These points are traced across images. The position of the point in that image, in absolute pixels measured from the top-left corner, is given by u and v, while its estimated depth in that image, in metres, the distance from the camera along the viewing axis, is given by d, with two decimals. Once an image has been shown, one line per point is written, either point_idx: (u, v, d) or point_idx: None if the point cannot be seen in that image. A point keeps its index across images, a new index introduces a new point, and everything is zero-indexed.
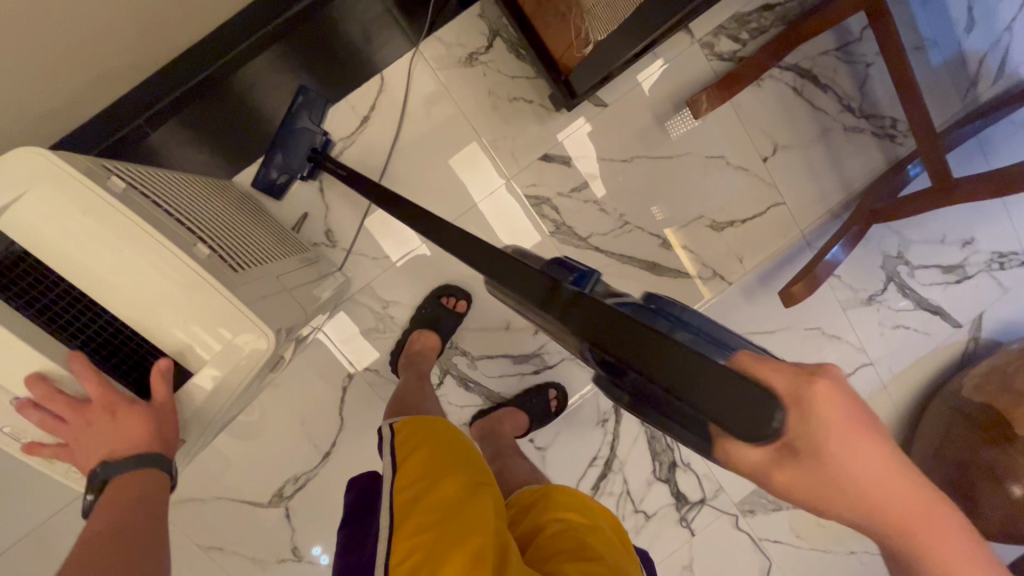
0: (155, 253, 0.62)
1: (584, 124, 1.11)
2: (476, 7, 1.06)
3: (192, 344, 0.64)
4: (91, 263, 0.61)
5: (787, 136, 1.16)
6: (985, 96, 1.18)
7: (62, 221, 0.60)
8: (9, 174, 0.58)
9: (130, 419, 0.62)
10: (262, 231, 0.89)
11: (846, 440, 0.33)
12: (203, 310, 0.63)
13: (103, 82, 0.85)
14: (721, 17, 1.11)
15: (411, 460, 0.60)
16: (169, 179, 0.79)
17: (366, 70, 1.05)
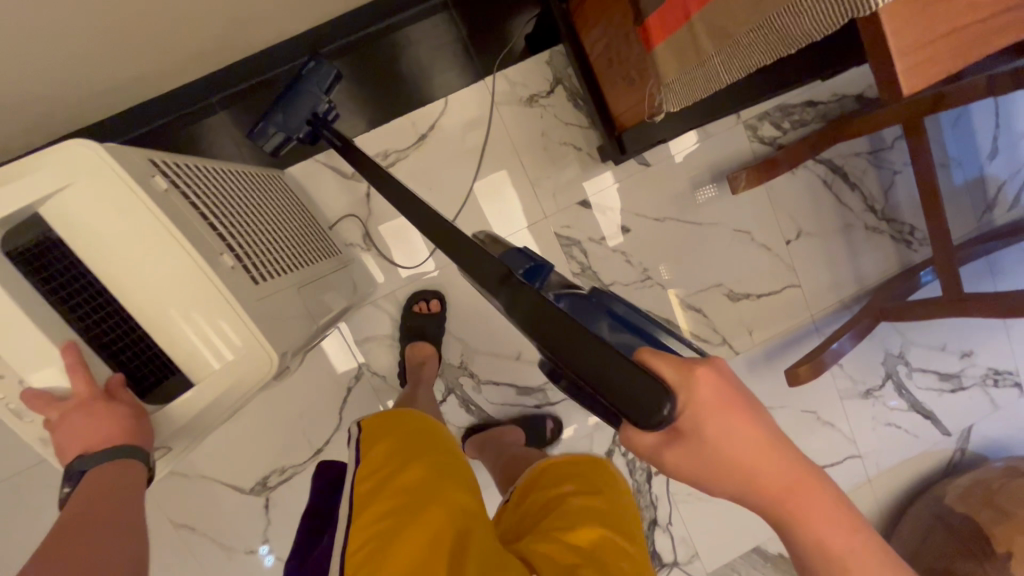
0: (177, 259, 0.58)
1: (612, 179, 1.16)
2: (544, 53, 1.12)
3: (199, 348, 0.60)
4: (109, 256, 0.57)
5: (812, 224, 1.22)
6: (999, 220, 1.25)
7: (88, 208, 0.56)
8: (58, 164, 0.55)
9: (101, 420, 0.56)
10: (296, 234, 0.88)
11: (723, 419, 0.35)
12: (218, 316, 0.60)
13: (186, 61, 0.89)
14: (767, 105, 1.18)
15: (377, 450, 0.54)
16: (218, 173, 0.76)
17: (433, 92, 1.10)
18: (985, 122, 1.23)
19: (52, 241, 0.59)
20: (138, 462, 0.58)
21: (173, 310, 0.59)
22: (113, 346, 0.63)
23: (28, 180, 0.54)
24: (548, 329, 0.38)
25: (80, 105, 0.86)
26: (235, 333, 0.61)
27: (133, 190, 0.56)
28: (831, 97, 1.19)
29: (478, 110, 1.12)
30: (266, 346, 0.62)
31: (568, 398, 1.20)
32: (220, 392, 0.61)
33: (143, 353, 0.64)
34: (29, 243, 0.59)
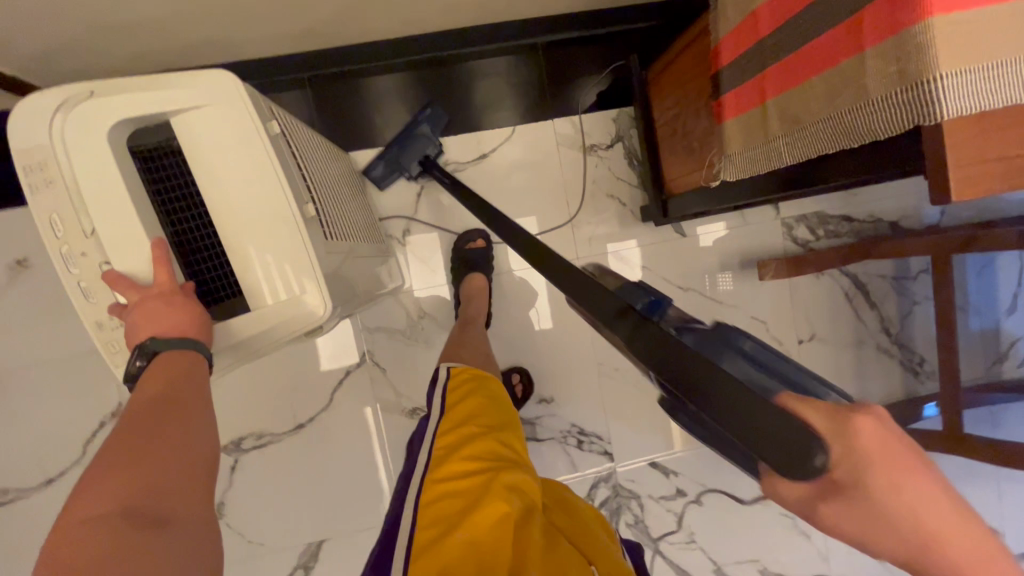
0: (272, 194, 0.64)
1: (634, 246, 1.21)
2: (613, 111, 1.19)
3: (267, 277, 0.64)
4: (218, 174, 0.63)
5: (827, 331, 1.25)
6: (1007, 374, 1.27)
7: (212, 130, 0.62)
8: (195, 87, 0.61)
9: (177, 311, 0.59)
10: (354, 212, 0.94)
11: (889, 473, 0.31)
12: (290, 251, 0.64)
13: (292, 36, 0.96)
14: (806, 209, 1.24)
15: (460, 405, 0.60)
16: (310, 140, 0.84)
17: (503, 118, 1.17)
18: (1008, 277, 1.27)
19: (172, 147, 0.66)
20: (201, 356, 0.61)
21: (249, 237, 0.64)
22: (192, 252, 0.68)
23: (170, 90, 0.60)
24: (677, 365, 0.34)
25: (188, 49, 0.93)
26: (297, 274, 0.65)
27: (255, 126, 0.63)
28: (866, 218, 1.24)
29: (540, 145, 1.18)
30: (327, 292, 0.66)
31: (555, 438, 1.20)
32: (278, 326, 0.66)
33: (215, 268, 0.69)
34: (152, 144, 0.66)
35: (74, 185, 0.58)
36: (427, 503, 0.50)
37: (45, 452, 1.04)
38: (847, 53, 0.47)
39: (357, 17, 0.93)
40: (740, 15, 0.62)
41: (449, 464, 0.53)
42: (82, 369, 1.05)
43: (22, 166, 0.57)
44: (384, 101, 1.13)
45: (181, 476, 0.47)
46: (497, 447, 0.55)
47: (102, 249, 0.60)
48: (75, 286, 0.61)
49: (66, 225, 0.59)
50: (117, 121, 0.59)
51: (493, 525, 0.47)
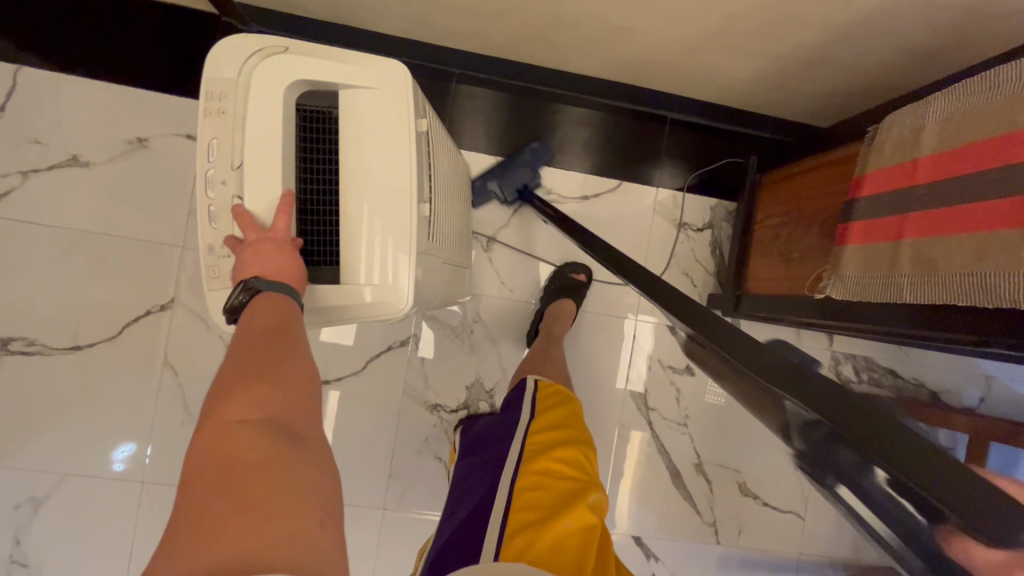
0: (399, 177, 0.67)
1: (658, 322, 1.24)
2: (713, 199, 1.25)
3: (380, 242, 0.67)
4: (359, 147, 0.67)
5: None
6: None
7: (369, 109, 0.67)
8: (375, 71, 0.67)
9: (286, 258, 0.62)
10: (458, 213, 1.00)
11: None
12: (400, 231, 0.68)
13: (464, 34, 1.04)
14: (858, 351, 1.27)
15: (550, 412, 0.69)
16: (446, 142, 0.91)
17: (611, 170, 1.23)
18: None
19: (330, 115, 0.70)
20: (294, 302, 0.61)
21: (372, 207, 0.67)
22: (309, 215, 0.70)
23: (349, 66, 0.67)
24: (848, 424, 0.31)
25: (373, 13, 1.01)
26: (397, 255, 0.68)
27: (405, 117, 0.68)
28: (911, 379, 1.27)
29: (636, 206, 1.23)
30: (410, 286, 0.68)
31: None
32: (371, 300, 0.68)
33: (323, 235, 0.70)
34: (314, 107, 0.70)
35: (241, 121, 0.64)
36: (523, 487, 0.57)
37: (90, 320, 1.07)
38: (1006, 223, 0.52)
39: (533, 40, 1.02)
40: (898, 158, 0.67)
41: (544, 461, 0.60)
42: (157, 255, 1.09)
43: (205, 93, 0.64)
44: (514, 117, 1.20)
45: (299, 398, 0.49)
46: (583, 462, 0.63)
47: (239, 183, 0.65)
48: (205, 208, 0.65)
49: (220, 152, 0.65)
50: (296, 79, 0.66)
51: (584, 526, 0.55)
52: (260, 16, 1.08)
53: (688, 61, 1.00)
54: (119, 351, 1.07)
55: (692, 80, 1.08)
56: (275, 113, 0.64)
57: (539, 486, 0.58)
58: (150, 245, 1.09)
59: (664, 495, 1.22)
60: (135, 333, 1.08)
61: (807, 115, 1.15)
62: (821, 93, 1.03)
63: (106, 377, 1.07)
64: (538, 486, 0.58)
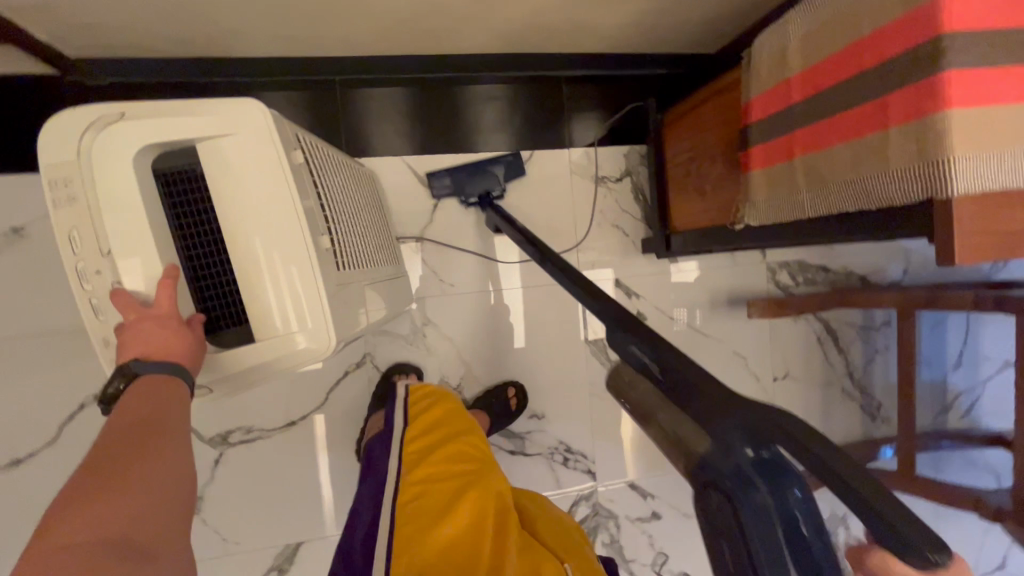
0: (292, 218, 0.64)
1: (603, 277, 1.26)
2: (625, 147, 1.26)
3: (297, 289, 0.65)
4: (240, 197, 0.63)
5: (800, 370, 1.35)
6: (950, 423, 1.41)
7: (237, 157, 0.63)
8: (230, 114, 0.62)
9: (173, 336, 0.59)
10: (374, 228, 0.97)
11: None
12: (309, 272, 0.65)
13: (336, 40, 0.99)
14: (790, 257, 1.34)
15: (426, 417, 0.76)
16: (333, 159, 0.86)
17: (522, 141, 1.22)
18: (957, 336, 1.41)
19: (195, 172, 0.67)
20: (184, 380, 0.59)
21: (275, 254, 0.64)
22: (206, 279, 0.69)
23: (201, 115, 0.61)
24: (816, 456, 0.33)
25: (230, 39, 0.94)
26: (309, 297, 0.65)
27: (277, 157, 0.64)
28: (842, 270, 1.36)
29: (553, 172, 1.23)
30: (328, 326, 0.66)
31: (543, 454, 1.23)
32: (297, 346, 0.66)
33: (224, 297, 0.69)
34: (175, 169, 0.66)
35: (95, 204, 0.59)
36: (407, 501, 0.64)
37: (20, 430, 1.00)
38: (872, 128, 0.55)
39: (407, 31, 0.98)
40: (774, 80, 0.69)
41: (423, 468, 0.68)
42: (75, 344, 1.02)
43: (49, 180, 0.59)
44: (412, 111, 1.16)
45: (159, 503, 0.47)
46: (467, 455, 0.70)
47: (115, 270, 0.60)
48: (87, 303, 0.61)
49: (84, 242, 0.59)
50: (144, 145, 0.60)
51: (475, 513, 0.62)
52: (110, 66, 1.00)
53: (566, 19, 0.99)
54: (62, 453, 1.02)
55: (578, 36, 1.07)
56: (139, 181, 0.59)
57: (421, 494, 0.65)
58: (65, 336, 1.02)
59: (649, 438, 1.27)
60: (76, 431, 1.02)
61: (694, 44, 1.17)
62: (701, 21, 1.04)
63: (60, 482, 1.02)
64: (421, 495, 0.65)
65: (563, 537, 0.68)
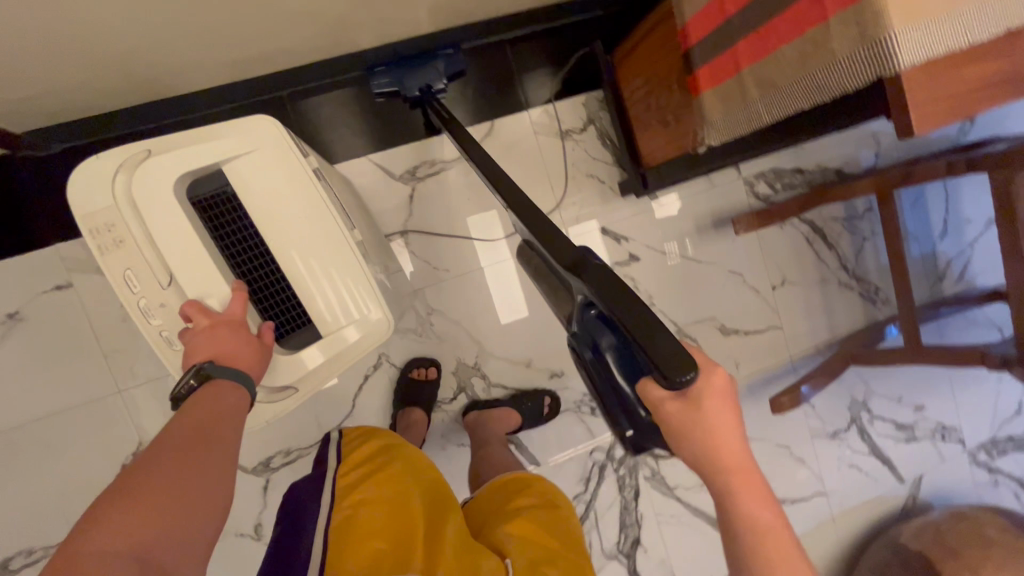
0: (322, 221, 0.72)
1: (593, 229, 1.28)
2: (581, 96, 1.26)
3: (339, 284, 0.73)
4: (270, 213, 0.71)
5: (796, 274, 1.39)
6: (947, 291, 1.46)
7: (263, 175, 0.71)
8: (244, 137, 0.70)
9: (241, 340, 0.66)
10: (370, 230, 1.03)
11: (714, 406, 0.50)
12: (346, 268, 0.74)
13: (274, 55, 0.98)
14: (764, 166, 1.36)
15: (360, 451, 0.74)
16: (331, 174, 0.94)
17: (480, 114, 1.22)
18: (938, 206, 1.45)
19: (227, 194, 0.73)
20: (249, 386, 0.64)
21: (311, 259, 0.72)
22: (261, 290, 0.75)
23: (213, 145, 0.69)
24: (625, 303, 0.50)
25: (170, 79, 0.93)
26: (357, 289, 0.74)
27: (300, 167, 0.72)
28: (816, 167, 1.38)
29: (517, 138, 1.24)
30: (381, 306, 0.75)
31: (571, 409, 1.27)
32: (351, 339, 0.75)
33: (280, 302, 0.76)
34: (209, 198, 0.73)
35: (144, 240, 0.68)
36: (340, 525, 0.63)
37: (70, 504, 1.02)
38: (813, 22, 0.56)
39: (340, 32, 0.97)
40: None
41: (356, 492, 0.67)
42: (100, 411, 1.04)
43: (93, 230, 0.67)
44: (365, 110, 1.16)
45: (196, 510, 0.48)
46: (390, 484, 0.68)
47: (177, 297, 0.69)
48: (159, 335, 0.70)
49: (141, 278, 0.69)
50: (176, 179, 0.68)
51: (398, 544, 0.62)
52: (58, 135, 0.99)
53: None
54: None
55: None
56: (167, 218, 0.67)
57: (361, 509, 0.65)
58: (88, 406, 1.03)
59: None
60: None
61: None
62: None
63: None
64: (359, 513, 0.64)
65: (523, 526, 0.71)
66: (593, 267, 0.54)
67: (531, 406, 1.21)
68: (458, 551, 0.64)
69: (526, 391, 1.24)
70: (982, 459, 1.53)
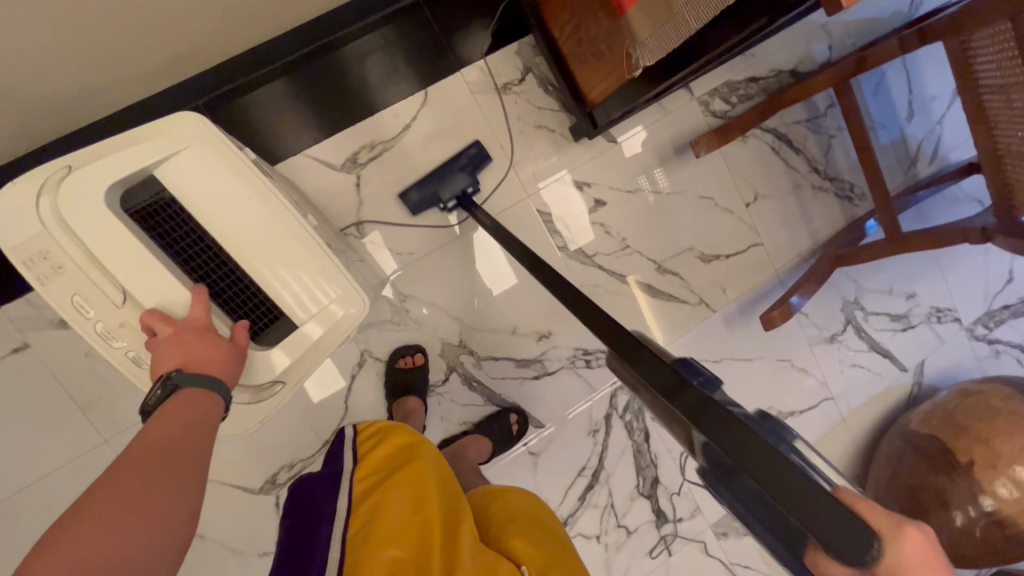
0: (271, 210, 0.67)
1: (565, 175, 1.26)
2: (513, 45, 1.20)
3: (302, 276, 0.69)
4: (217, 208, 0.66)
5: (767, 186, 1.36)
6: (922, 173, 1.43)
7: (195, 170, 0.65)
8: (171, 131, 0.64)
9: (211, 344, 0.62)
10: (324, 225, 0.98)
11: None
12: (306, 258, 0.69)
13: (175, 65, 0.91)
14: (717, 81, 1.31)
15: (370, 455, 0.69)
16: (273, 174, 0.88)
17: (412, 86, 1.17)
18: (900, 88, 1.40)
19: (166, 198, 0.66)
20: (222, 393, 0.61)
21: (266, 254, 0.67)
22: (226, 292, 0.70)
23: (137, 145, 0.63)
24: (735, 446, 0.35)
25: None
26: (326, 277, 0.70)
27: (236, 157, 0.66)
28: (770, 73, 1.32)
29: (454, 104, 1.20)
30: (354, 289, 0.71)
31: (566, 366, 1.25)
32: (316, 334, 0.70)
33: (249, 301, 0.70)
34: (145, 203, 0.66)
35: (84, 259, 0.61)
36: (352, 537, 0.60)
37: None
38: None
39: (237, 18, 0.91)
40: None
41: (368, 502, 0.63)
42: (90, 465, 1.02)
43: (25, 261, 0.60)
44: None
45: (160, 527, 0.44)
46: (408, 484, 0.64)
47: (135, 313, 0.64)
48: (125, 357, 0.65)
49: (93, 302, 0.63)
50: (106, 188, 0.62)
51: (418, 548, 0.59)
52: None
53: None
54: None
55: None
56: (99, 234, 0.61)
57: (373, 519, 0.61)
58: (76, 463, 1.01)
59: (658, 307, 1.32)
60: None
61: None
62: None
63: None
64: (371, 523, 0.60)
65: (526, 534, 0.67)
66: (694, 397, 0.39)
67: (499, 423, 1.19)
68: (475, 551, 0.60)
69: (496, 410, 1.21)
70: (980, 333, 1.54)
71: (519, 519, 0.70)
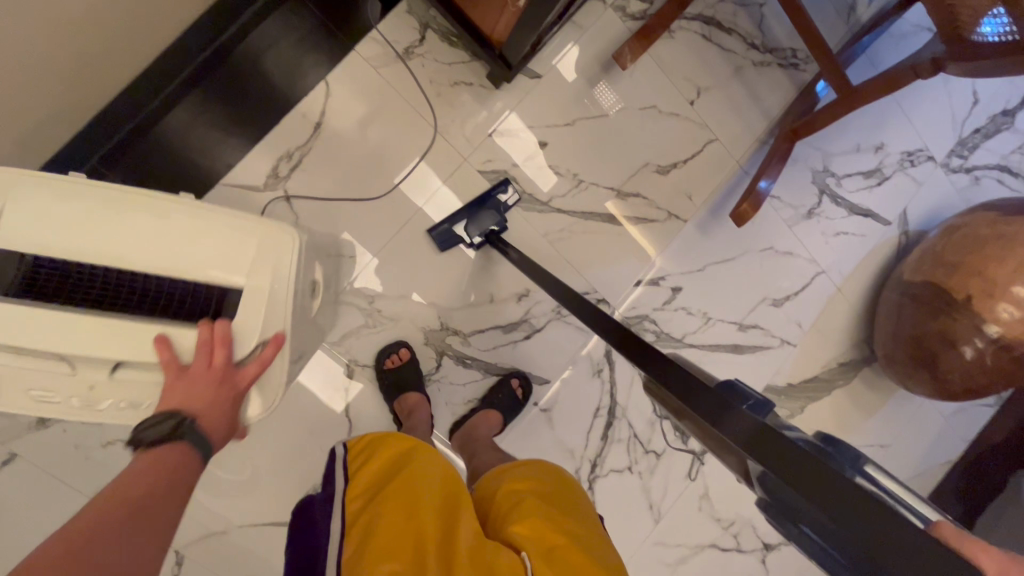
0: (140, 209, 0.68)
1: (510, 114, 1.19)
2: (402, 4, 1.12)
3: (213, 241, 0.70)
4: (107, 240, 0.67)
5: (707, 77, 1.29)
6: (864, 17, 1.35)
7: (53, 217, 0.65)
8: None
9: (222, 402, 0.67)
10: None
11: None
12: (207, 223, 0.70)
13: None
14: None
15: (362, 473, 0.68)
16: None
17: (312, 78, 1.10)
18: None
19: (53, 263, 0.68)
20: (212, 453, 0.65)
21: (174, 247, 0.69)
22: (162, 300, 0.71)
23: None
24: (799, 471, 0.35)
25: None
26: (229, 225, 0.71)
27: (70, 185, 0.66)
28: None
29: (360, 83, 1.12)
30: (259, 222, 0.73)
31: (552, 318, 1.23)
32: (262, 280, 0.72)
33: (190, 293, 0.72)
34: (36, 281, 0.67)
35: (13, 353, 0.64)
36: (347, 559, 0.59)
37: None
38: None
39: (75, 42, 0.83)
40: None
41: (359, 522, 0.62)
42: None
43: None
44: (190, 137, 1.03)
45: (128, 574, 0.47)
46: (398, 497, 0.63)
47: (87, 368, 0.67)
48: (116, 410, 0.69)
49: (44, 383, 0.66)
50: None
51: (413, 560, 0.58)
52: None
53: None
54: None
55: None
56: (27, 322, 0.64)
57: (364, 536, 0.60)
58: None
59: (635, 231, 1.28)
60: None
61: None
62: None
63: None
64: (364, 539, 0.60)
65: (535, 521, 0.65)
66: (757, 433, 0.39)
67: (502, 393, 1.18)
68: (474, 551, 0.59)
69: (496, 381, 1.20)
70: (957, 164, 1.50)
71: (524, 500, 0.69)
